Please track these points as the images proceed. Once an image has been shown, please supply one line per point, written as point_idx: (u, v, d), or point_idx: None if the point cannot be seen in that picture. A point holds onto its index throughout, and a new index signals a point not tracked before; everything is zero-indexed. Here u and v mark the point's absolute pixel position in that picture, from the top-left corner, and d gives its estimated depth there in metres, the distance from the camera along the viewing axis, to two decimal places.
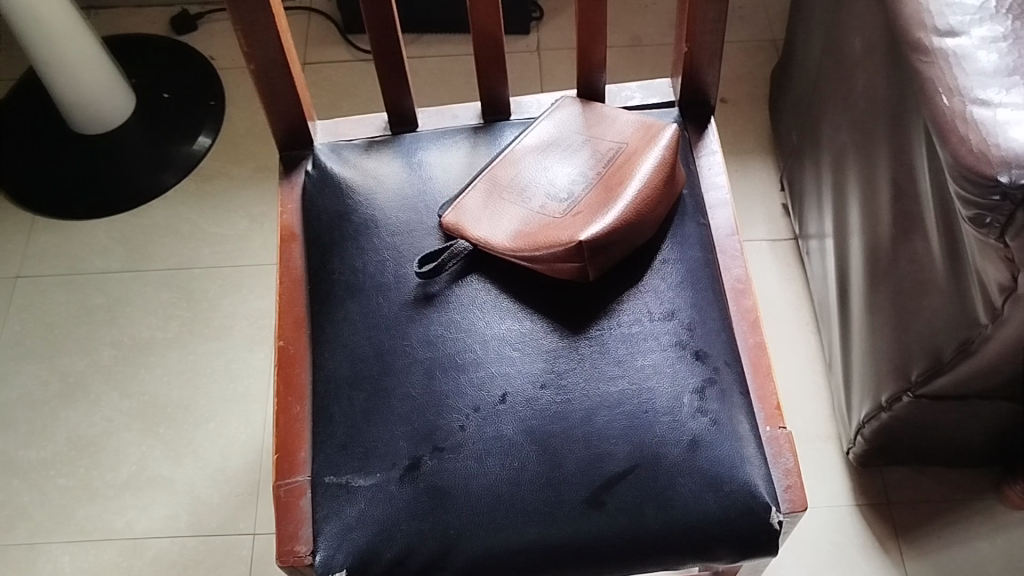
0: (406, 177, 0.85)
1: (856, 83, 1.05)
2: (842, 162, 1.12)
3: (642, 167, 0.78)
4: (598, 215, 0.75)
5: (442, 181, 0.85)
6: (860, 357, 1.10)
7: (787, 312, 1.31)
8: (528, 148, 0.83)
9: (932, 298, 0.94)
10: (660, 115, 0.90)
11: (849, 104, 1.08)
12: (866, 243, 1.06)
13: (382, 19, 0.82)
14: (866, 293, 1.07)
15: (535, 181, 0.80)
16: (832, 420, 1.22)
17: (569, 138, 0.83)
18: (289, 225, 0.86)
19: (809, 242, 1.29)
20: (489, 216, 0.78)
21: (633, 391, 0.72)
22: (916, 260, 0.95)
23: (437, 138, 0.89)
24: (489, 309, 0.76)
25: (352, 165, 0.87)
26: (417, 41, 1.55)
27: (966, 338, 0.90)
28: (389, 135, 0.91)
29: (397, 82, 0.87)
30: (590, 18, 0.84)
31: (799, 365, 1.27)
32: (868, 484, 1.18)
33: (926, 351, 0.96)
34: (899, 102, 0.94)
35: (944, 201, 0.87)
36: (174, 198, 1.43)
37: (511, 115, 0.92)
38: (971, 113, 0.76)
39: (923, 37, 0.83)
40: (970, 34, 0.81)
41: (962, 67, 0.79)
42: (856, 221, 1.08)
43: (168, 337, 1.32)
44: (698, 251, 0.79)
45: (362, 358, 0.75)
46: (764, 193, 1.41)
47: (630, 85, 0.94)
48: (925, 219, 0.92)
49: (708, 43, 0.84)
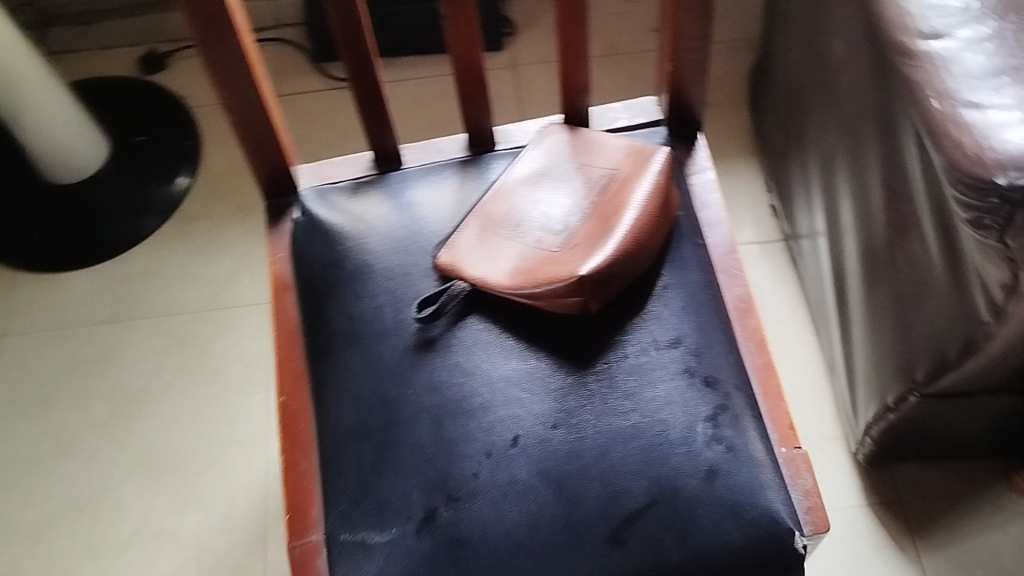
0: (397, 220, 0.84)
1: (839, 85, 1.05)
2: (831, 163, 1.11)
3: (636, 193, 0.77)
4: (596, 246, 0.74)
5: (434, 220, 0.84)
6: (862, 357, 1.10)
7: (784, 314, 1.30)
8: (518, 182, 0.82)
9: (933, 297, 0.94)
10: (647, 136, 0.89)
11: (834, 105, 1.07)
12: (863, 246, 1.06)
13: (360, 58, 0.81)
14: (865, 294, 1.07)
15: (528, 214, 0.79)
16: (838, 420, 1.22)
17: (557, 170, 0.82)
18: (280, 274, 0.85)
19: (800, 243, 1.29)
20: (482, 253, 0.78)
21: (646, 423, 0.71)
22: (913, 260, 0.95)
23: (425, 175, 0.88)
24: (493, 349, 0.75)
25: (342, 211, 0.86)
26: (391, 65, 1.53)
27: (970, 336, 0.91)
28: (375, 175, 0.89)
29: (378, 118, 0.86)
30: (571, 42, 0.83)
31: (801, 367, 1.26)
32: (878, 483, 1.17)
33: (929, 351, 0.96)
34: (886, 106, 0.94)
35: (938, 200, 0.87)
36: (157, 242, 1.42)
37: (497, 145, 0.90)
38: (961, 116, 0.75)
39: (907, 41, 0.81)
40: (953, 36, 0.80)
41: (948, 69, 0.78)
42: (848, 220, 1.08)
43: (162, 385, 1.29)
44: (698, 274, 0.79)
45: (367, 410, 0.74)
46: (751, 195, 1.41)
47: (614, 106, 0.92)
48: (919, 219, 0.92)
49: (691, 60, 0.83)
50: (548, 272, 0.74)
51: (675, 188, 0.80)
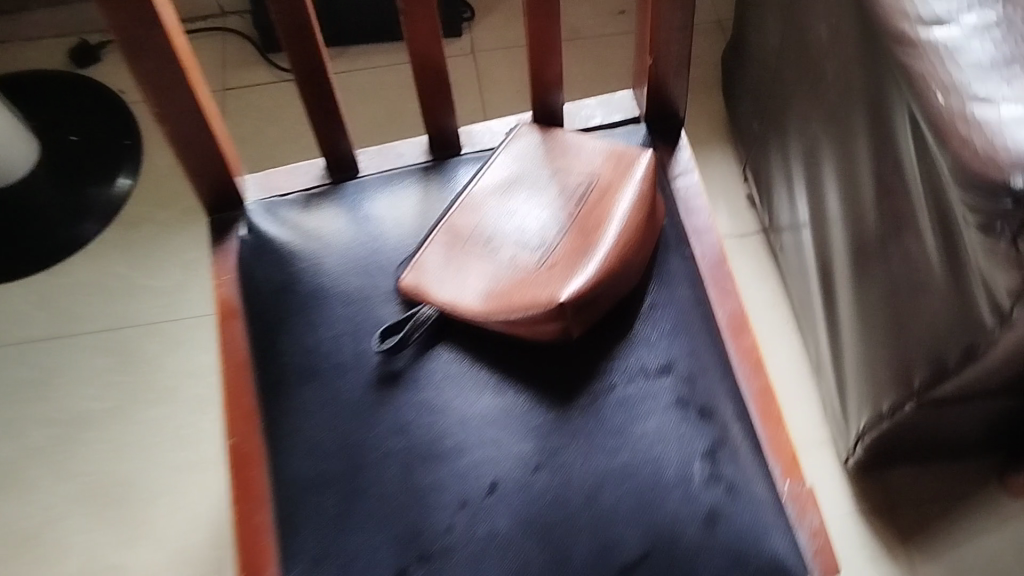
0: (355, 237, 0.76)
1: (824, 73, 0.98)
2: (816, 155, 1.05)
3: (620, 204, 0.69)
4: (577, 266, 0.67)
5: (395, 237, 0.76)
6: (852, 359, 1.04)
7: (765, 311, 1.24)
8: (488, 192, 0.74)
9: (931, 299, 0.88)
10: (624, 136, 0.82)
11: (819, 93, 1.01)
12: (853, 244, 0.99)
13: (308, 59, 0.72)
14: (856, 294, 1.01)
15: (500, 228, 0.72)
16: (825, 423, 1.16)
17: (530, 179, 0.75)
18: (227, 299, 0.76)
19: (781, 235, 1.23)
20: (451, 274, 0.70)
21: (638, 463, 0.64)
22: (910, 260, 0.89)
23: (384, 185, 0.80)
24: (465, 383, 0.67)
25: (292, 226, 0.77)
26: (343, 54, 1.44)
27: (971, 342, 0.85)
28: (328, 184, 0.81)
29: (331, 123, 0.77)
30: (542, 34, 0.75)
31: (784, 367, 1.20)
32: (868, 488, 1.12)
33: (926, 358, 0.91)
34: (878, 97, 0.87)
35: (939, 197, 0.81)
36: (97, 250, 1.32)
37: (462, 148, 0.82)
38: (971, 113, 0.69)
39: (907, 28, 0.75)
40: (958, 22, 0.73)
41: (954, 60, 0.71)
42: (836, 216, 1.02)
43: (106, 407, 1.20)
44: (687, 287, 0.72)
45: (327, 455, 0.66)
46: (727, 185, 1.34)
47: (588, 103, 0.85)
48: (917, 217, 0.86)
49: (673, 54, 0.76)
50: (525, 295, 0.66)
51: (660, 196, 0.73)
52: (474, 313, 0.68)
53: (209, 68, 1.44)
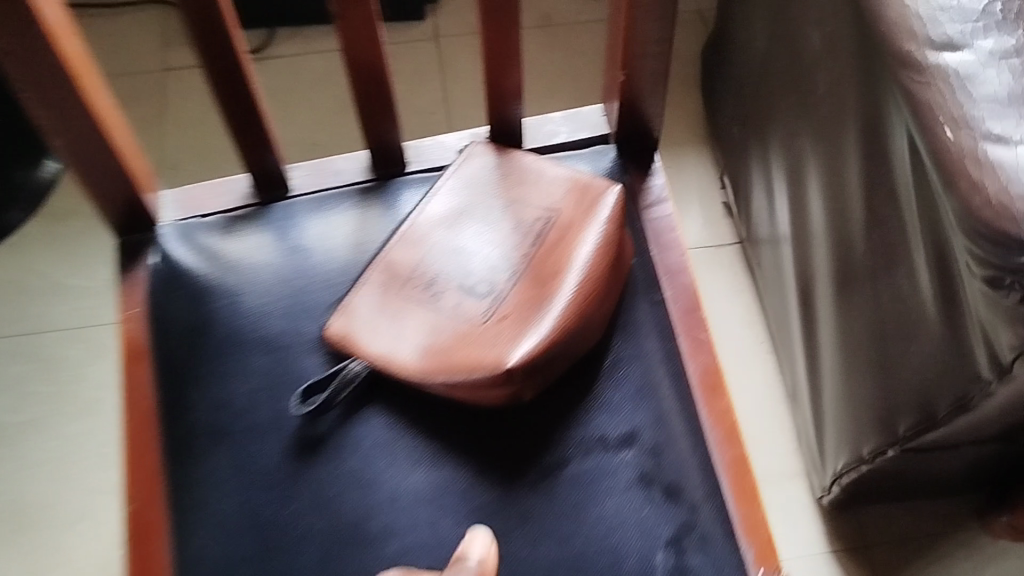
0: (280, 271, 0.67)
1: (814, 85, 0.89)
2: (801, 172, 0.96)
3: (581, 248, 0.61)
4: (529, 324, 0.58)
5: (327, 272, 0.66)
6: (831, 395, 0.96)
7: (739, 330, 1.16)
8: (433, 223, 0.65)
9: (921, 343, 0.80)
10: (590, 158, 0.72)
11: (808, 106, 0.92)
12: (837, 273, 0.91)
13: (226, 67, 0.62)
14: (838, 326, 0.93)
15: (443, 269, 0.63)
16: (798, 454, 1.09)
17: (480, 210, 0.65)
18: (133, 338, 0.65)
19: (759, 250, 1.15)
20: (385, 324, 0.61)
21: (594, 554, 0.56)
22: (901, 299, 0.81)
23: (316, 207, 0.70)
24: (398, 453, 0.59)
25: (209, 256, 0.67)
26: (295, 35, 1.33)
27: (964, 393, 0.78)
28: (254, 206, 0.71)
29: (256, 138, 0.67)
30: (499, 45, 0.65)
31: (757, 392, 1.13)
32: (842, 526, 1.05)
33: (913, 405, 0.83)
34: (873, 118, 0.78)
35: (938, 238, 0.72)
36: (19, 244, 1.21)
37: (406, 166, 0.72)
38: (984, 153, 0.60)
39: (913, 50, 0.65)
40: (974, 47, 0.63)
41: (967, 91, 0.62)
42: (820, 240, 0.94)
43: (23, 420, 1.10)
44: (656, 340, 0.64)
45: (235, 534, 0.58)
46: (703, 192, 1.25)
47: (552, 117, 0.75)
48: (910, 254, 0.78)
49: (649, 69, 0.66)
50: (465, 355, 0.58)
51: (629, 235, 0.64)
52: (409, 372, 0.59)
53: (149, 46, 1.33)
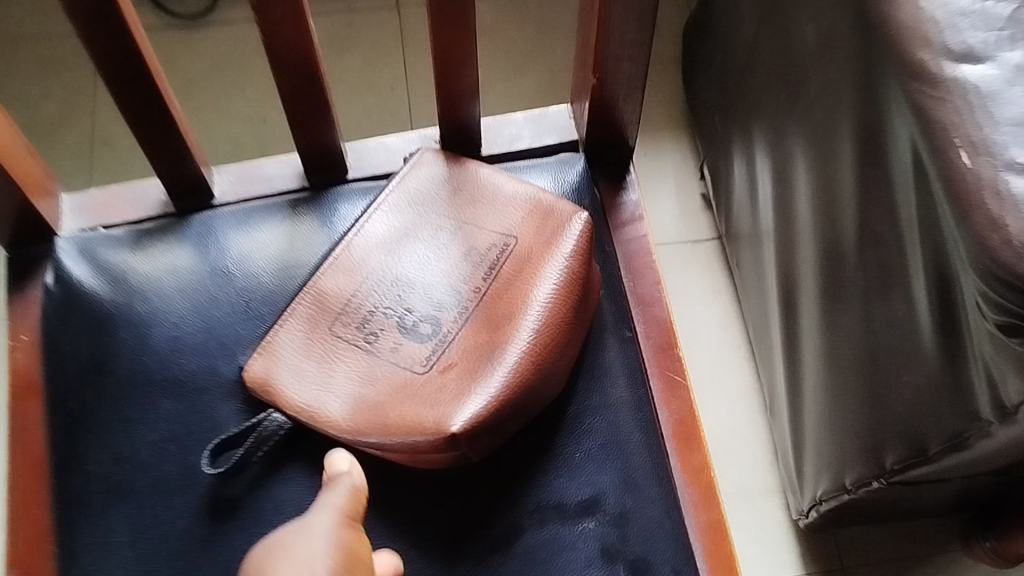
0: (197, 298, 0.58)
1: (807, 81, 0.81)
2: (787, 174, 0.88)
3: (540, 287, 0.53)
4: (477, 378, 0.51)
5: (250, 300, 0.58)
6: (812, 414, 0.89)
7: (715, 333, 1.09)
8: (373, 245, 0.56)
9: (915, 373, 0.73)
10: (554, 167, 0.64)
11: (798, 103, 0.83)
12: (822, 287, 0.83)
13: (126, 63, 0.53)
14: (821, 343, 0.85)
15: (382, 303, 0.54)
16: (773, 469, 1.02)
17: (427, 231, 0.57)
18: (23, 370, 0.56)
19: (738, 249, 1.07)
20: (311, 366, 0.53)
21: None
22: (895, 325, 0.73)
23: (240, 218, 0.61)
24: None
25: (114, 278, 0.58)
26: None
27: (959, 430, 0.71)
28: (170, 215, 0.62)
29: (169, 143, 0.58)
30: (450, 41, 0.55)
31: (732, 401, 1.06)
32: (818, 546, 0.99)
33: (903, 437, 0.77)
34: (872, 122, 0.69)
35: (941, 266, 0.64)
36: None
37: (348, 172, 0.63)
38: (1005, 184, 0.52)
39: (927, 59, 0.57)
40: (1000, 59, 0.55)
41: (989, 111, 0.54)
42: (806, 249, 0.86)
43: None
44: (626, 389, 0.56)
45: None
46: (680, 182, 1.17)
47: (513, 117, 0.66)
48: (906, 277, 0.70)
49: (624, 72, 0.58)
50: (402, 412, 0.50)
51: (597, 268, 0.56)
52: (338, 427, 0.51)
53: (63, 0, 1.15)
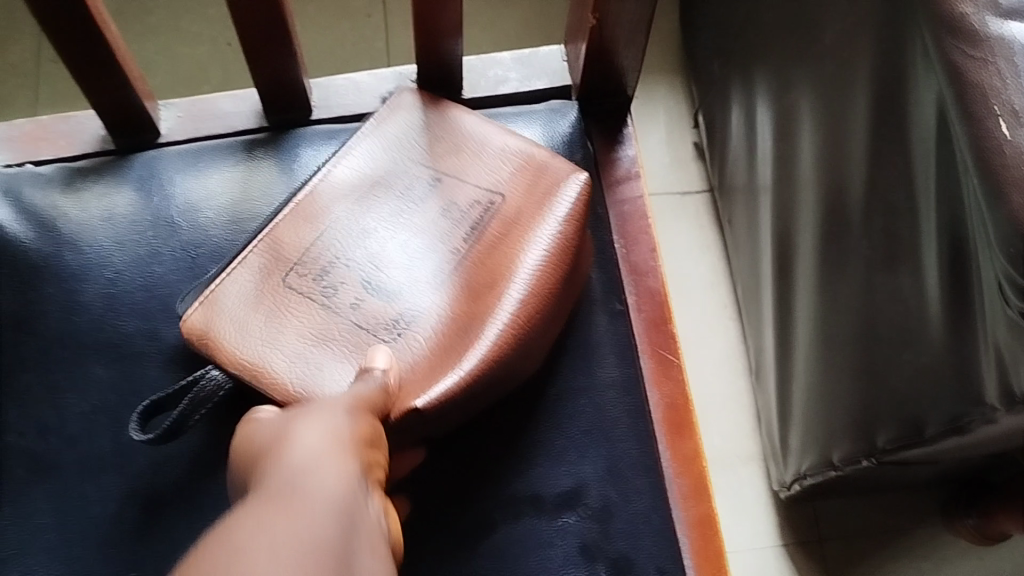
0: (136, 249, 0.51)
1: (819, 26, 0.74)
2: (790, 128, 0.82)
3: (528, 254, 0.49)
4: (453, 354, 0.46)
5: (198, 252, 0.52)
6: (799, 384, 0.85)
7: (702, 292, 1.04)
8: (342, 191, 0.50)
9: (917, 350, 0.68)
10: (544, 117, 0.57)
11: (807, 50, 0.77)
12: (821, 253, 0.78)
13: None
14: (815, 312, 0.81)
15: (349, 259, 0.49)
16: (755, 435, 0.99)
17: (401, 175, 0.51)
18: None
19: (730, 205, 1.01)
20: (259, 317, 0.46)
21: None
22: (899, 299, 0.68)
23: (189, 160, 0.54)
24: None
25: (43, 223, 0.52)
26: None
27: (960, 413, 0.67)
28: (110, 155, 0.55)
29: (104, 71, 0.51)
30: None
31: (717, 364, 1.01)
32: (796, 516, 0.96)
33: (898, 417, 0.73)
34: (894, 73, 0.62)
35: (957, 243, 0.59)
36: None
37: (313, 114, 0.57)
38: None
39: (967, 12, 0.50)
40: None
41: None
42: (806, 210, 0.80)
43: None
44: (613, 368, 0.51)
45: None
46: (671, 130, 1.11)
47: (500, 57, 0.58)
48: (915, 249, 0.65)
49: (627, 11, 0.51)
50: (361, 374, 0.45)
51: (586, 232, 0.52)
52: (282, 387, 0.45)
53: None
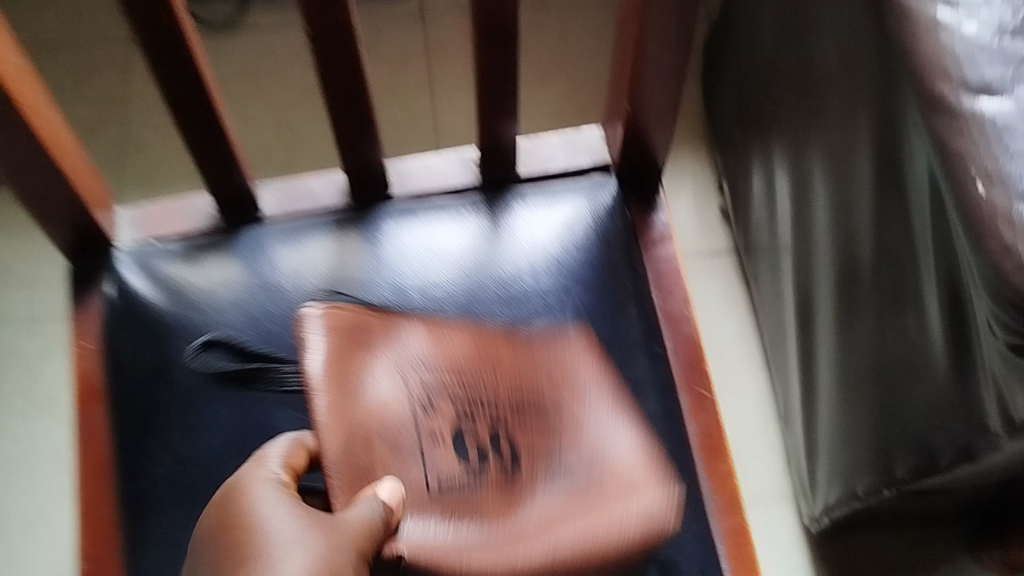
0: (249, 311, 0.61)
1: (827, 103, 0.84)
2: (805, 191, 0.91)
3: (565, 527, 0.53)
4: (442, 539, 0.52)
5: (301, 313, 0.61)
6: (824, 422, 0.93)
7: (733, 343, 1.12)
8: (474, 382, 0.58)
9: (927, 386, 0.76)
10: (588, 190, 0.67)
11: (817, 122, 0.86)
12: (839, 302, 0.86)
13: (185, 89, 0.56)
14: (835, 353, 0.88)
15: (432, 446, 0.56)
16: (787, 475, 1.06)
17: (529, 367, 0.59)
18: (86, 376, 0.60)
19: (755, 261, 1.10)
20: (375, 410, 0.55)
21: None
22: (908, 340, 0.76)
23: (290, 236, 0.64)
24: None
25: (170, 291, 0.62)
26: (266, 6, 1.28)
27: (970, 443, 0.74)
28: (222, 230, 0.65)
29: (222, 160, 0.61)
30: (492, 74, 0.58)
31: (748, 409, 1.09)
32: (827, 552, 1.02)
33: (915, 449, 0.80)
34: (890, 141, 0.72)
35: (955, 293, 0.68)
36: None
37: (392, 193, 0.66)
38: (1018, 214, 0.55)
39: (945, 92, 0.59)
40: (1014, 95, 0.57)
41: (1004, 143, 0.56)
42: (823, 262, 0.89)
43: None
44: (655, 401, 0.60)
45: None
46: (698, 194, 1.21)
47: (549, 139, 0.68)
48: (920, 297, 0.73)
49: (657, 101, 0.60)
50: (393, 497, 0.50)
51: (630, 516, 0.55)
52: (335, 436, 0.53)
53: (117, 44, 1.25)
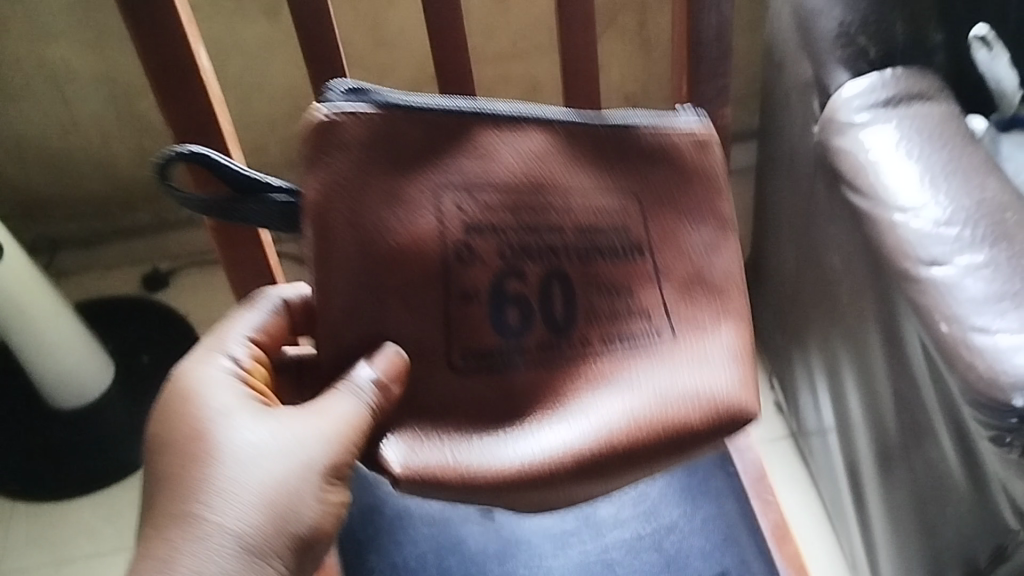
0: None
1: (839, 298, 1.10)
2: (836, 369, 1.15)
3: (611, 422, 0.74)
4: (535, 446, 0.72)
5: None
6: (888, 557, 1.11)
7: (804, 511, 1.33)
8: (504, 210, 0.70)
9: (956, 502, 0.94)
10: None
11: (834, 313, 1.12)
12: (878, 451, 1.07)
13: None
14: (882, 488, 1.09)
15: (469, 253, 0.69)
16: None
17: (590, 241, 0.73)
18: None
19: (808, 438, 1.31)
20: (478, 168, 0.69)
21: None
22: (932, 467, 0.96)
23: None
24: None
25: None
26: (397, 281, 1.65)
27: (1000, 543, 0.90)
28: None
29: None
30: None
31: (826, 565, 1.28)
32: None
33: (960, 559, 0.97)
34: (887, 315, 0.97)
35: (956, 420, 0.89)
36: None
37: None
38: (972, 341, 0.79)
39: (910, 267, 0.85)
40: (954, 263, 0.83)
41: (954, 297, 0.82)
42: (858, 418, 1.11)
43: None
44: (733, 502, 0.88)
45: None
46: (757, 393, 1.45)
47: None
48: (934, 429, 0.93)
49: None
50: (480, 258, 0.70)
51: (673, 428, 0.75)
52: (425, 195, 0.68)
53: None
